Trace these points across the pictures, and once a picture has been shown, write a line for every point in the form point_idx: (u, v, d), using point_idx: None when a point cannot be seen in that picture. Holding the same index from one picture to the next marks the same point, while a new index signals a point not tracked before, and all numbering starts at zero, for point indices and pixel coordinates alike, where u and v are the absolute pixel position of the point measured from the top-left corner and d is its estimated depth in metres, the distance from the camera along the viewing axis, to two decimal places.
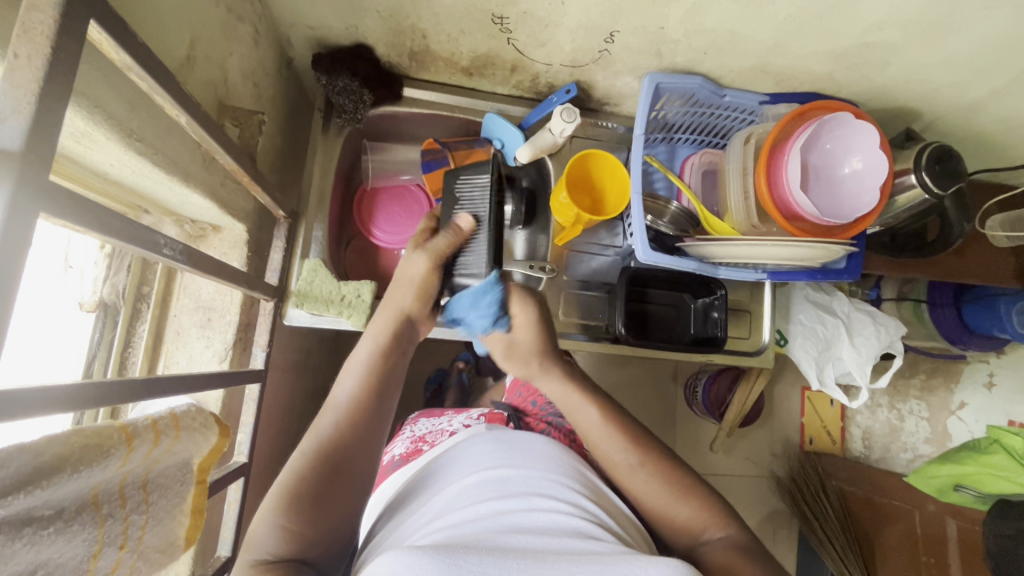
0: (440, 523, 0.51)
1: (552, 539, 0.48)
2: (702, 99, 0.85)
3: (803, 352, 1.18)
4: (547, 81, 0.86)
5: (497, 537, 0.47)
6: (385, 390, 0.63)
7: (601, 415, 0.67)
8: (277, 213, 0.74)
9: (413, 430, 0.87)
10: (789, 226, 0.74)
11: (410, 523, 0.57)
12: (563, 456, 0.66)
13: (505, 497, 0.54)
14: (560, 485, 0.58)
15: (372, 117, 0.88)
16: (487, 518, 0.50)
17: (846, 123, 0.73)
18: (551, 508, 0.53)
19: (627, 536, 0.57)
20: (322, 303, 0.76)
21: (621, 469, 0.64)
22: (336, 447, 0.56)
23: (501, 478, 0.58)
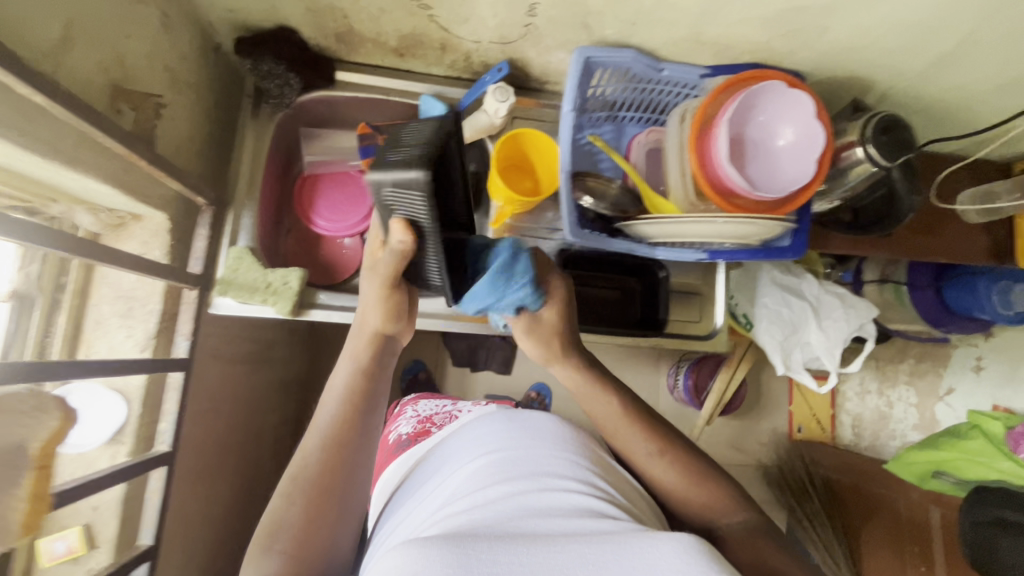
0: (454, 509, 0.57)
1: (561, 521, 0.52)
2: (641, 74, 0.82)
3: (768, 336, 1.15)
4: (481, 60, 0.83)
5: (507, 523, 0.51)
6: (369, 402, 0.65)
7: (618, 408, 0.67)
8: (198, 199, 0.74)
9: (416, 411, 1.05)
10: (723, 202, 0.72)
11: (427, 507, 0.64)
12: (571, 432, 0.71)
13: (512, 480, 0.59)
14: (570, 463, 0.63)
15: (306, 104, 0.87)
16: (495, 502, 0.55)
17: (780, 92, 0.70)
18: (558, 494, 0.56)
19: (636, 508, 0.62)
20: (246, 291, 0.75)
21: (640, 462, 0.66)
22: (325, 468, 0.60)
23: (509, 459, 0.63)
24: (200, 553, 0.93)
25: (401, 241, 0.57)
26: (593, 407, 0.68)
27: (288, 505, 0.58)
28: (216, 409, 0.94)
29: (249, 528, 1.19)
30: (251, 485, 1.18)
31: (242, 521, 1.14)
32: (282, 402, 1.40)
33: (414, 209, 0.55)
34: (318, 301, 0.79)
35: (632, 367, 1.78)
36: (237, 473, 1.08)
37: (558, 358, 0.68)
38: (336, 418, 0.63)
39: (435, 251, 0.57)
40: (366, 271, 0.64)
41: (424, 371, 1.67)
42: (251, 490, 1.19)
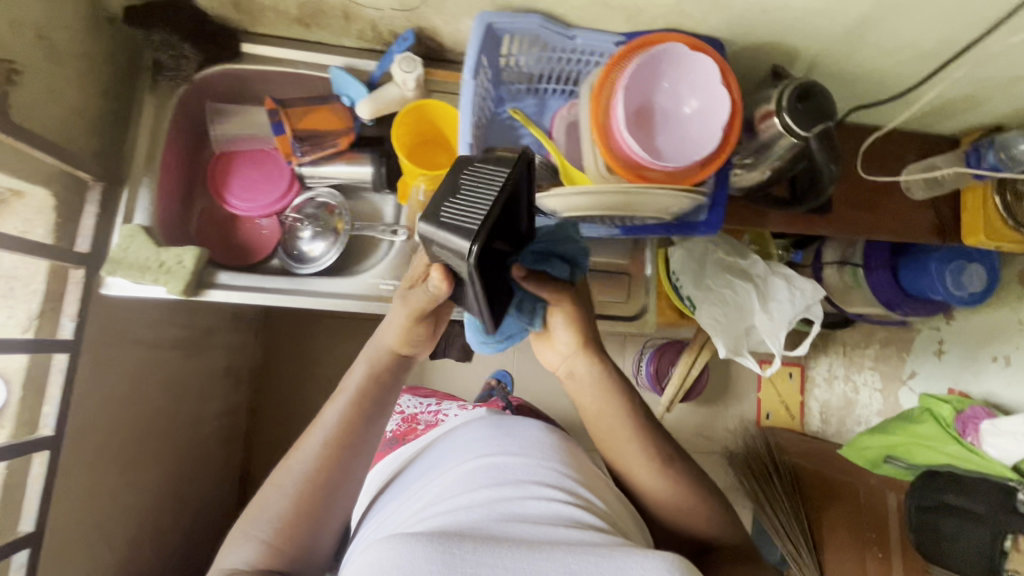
0: (442, 511, 0.59)
1: (543, 528, 0.55)
2: (553, 43, 0.79)
3: (710, 316, 1.09)
4: (388, 29, 0.80)
5: (494, 524, 0.55)
6: (367, 410, 0.67)
7: (632, 419, 0.68)
8: (83, 175, 0.71)
9: (400, 407, 1.17)
10: (629, 174, 0.69)
11: (411, 510, 0.66)
12: (557, 441, 0.74)
13: (498, 486, 0.61)
14: (554, 472, 0.65)
15: (211, 79, 0.83)
16: (482, 505, 0.58)
17: (681, 57, 0.67)
18: (544, 496, 0.60)
19: (613, 513, 0.65)
20: (137, 270, 0.72)
21: (626, 462, 0.69)
22: (320, 467, 0.63)
23: (499, 467, 0.65)
24: (122, 540, 0.91)
25: (439, 288, 0.60)
26: (598, 407, 0.69)
27: (276, 493, 0.63)
28: (134, 396, 0.92)
29: (189, 517, 1.18)
30: (188, 474, 1.16)
31: (179, 509, 1.13)
32: (229, 390, 1.38)
33: (453, 261, 0.54)
34: (216, 281, 0.77)
35: None
36: (168, 461, 1.06)
37: (584, 352, 0.68)
38: (339, 420, 0.66)
39: (474, 296, 0.58)
40: (397, 297, 0.66)
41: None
42: (189, 479, 1.17)
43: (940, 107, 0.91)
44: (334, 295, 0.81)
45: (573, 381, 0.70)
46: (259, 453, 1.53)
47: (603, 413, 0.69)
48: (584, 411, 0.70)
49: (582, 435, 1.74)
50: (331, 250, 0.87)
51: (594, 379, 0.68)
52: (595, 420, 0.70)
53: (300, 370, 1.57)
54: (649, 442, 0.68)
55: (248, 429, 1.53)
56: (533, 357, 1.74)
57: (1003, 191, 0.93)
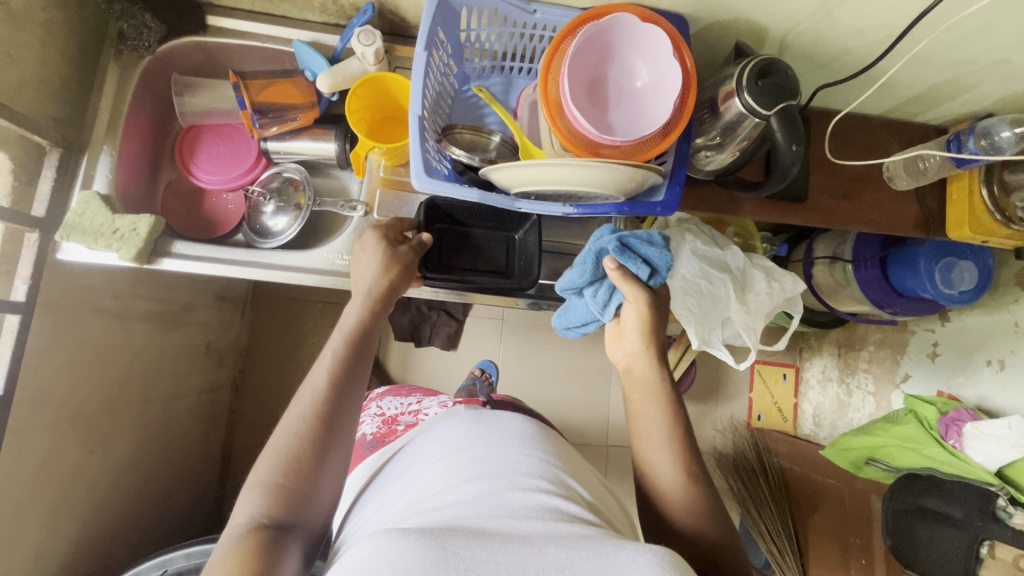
0: (428, 509, 0.58)
1: (533, 521, 0.54)
2: (513, 18, 0.77)
3: (685, 307, 1.05)
4: (349, 3, 0.80)
5: (484, 519, 0.53)
6: (363, 353, 0.69)
7: (669, 426, 0.69)
8: (40, 140, 0.73)
9: (381, 408, 1.08)
10: (584, 151, 0.68)
11: (396, 506, 0.65)
12: (537, 431, 0.71)
13: (484, 478, 0.60)
14: (542, 461, 0.64)
15: (177, 50, 0.84)
16: (470, 501, 0.57)
17: (631, 28, 0.65)
18: (529, 489, 0.59)
19: (600, 504, 0.65)
20: (89, 235, 0.73)
21: (646, 453, 0.69)
22: (322, 417, 0.62)
23: (482, 456, 0.64)
24: (81, 506, 0.93)
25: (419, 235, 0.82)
26: (642, 410, 0.71)
27: (284, 443, 0.59)
28: (97, 363, 0.93)
29: (163, 489, 1.20)
30: (162, 447, 1.18)
31: (151, 481, 1.14)
32: (211, 369, 1.39)
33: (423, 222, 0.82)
34: (171, 250, 0.77)
35: (584, 348, 1.73)
36: (138, 433, 1.08)
37: (649, 349, 0.73)
38: (338, 359, 0.66)
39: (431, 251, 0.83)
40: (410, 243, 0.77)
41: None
42: (164, 453, 1.19)
43: (923, 93, 0.88)
44: (287, 267, 0.81)
45: (630, 380, 0.74)
46: (242, 433, 1.55)
47: (647, 409, 0.71)
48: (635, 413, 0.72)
49: (567, 428, 1.72)
50: (293, 224, 0.86)
51: (650, 381, 0.72)
52: (637, 424, 0.71)
53: (285, 353, 1.58)
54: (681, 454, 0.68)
55: (231, 409, 1.55)
56: (519, 348, 1.73)
57: (990, 183, 0.89)
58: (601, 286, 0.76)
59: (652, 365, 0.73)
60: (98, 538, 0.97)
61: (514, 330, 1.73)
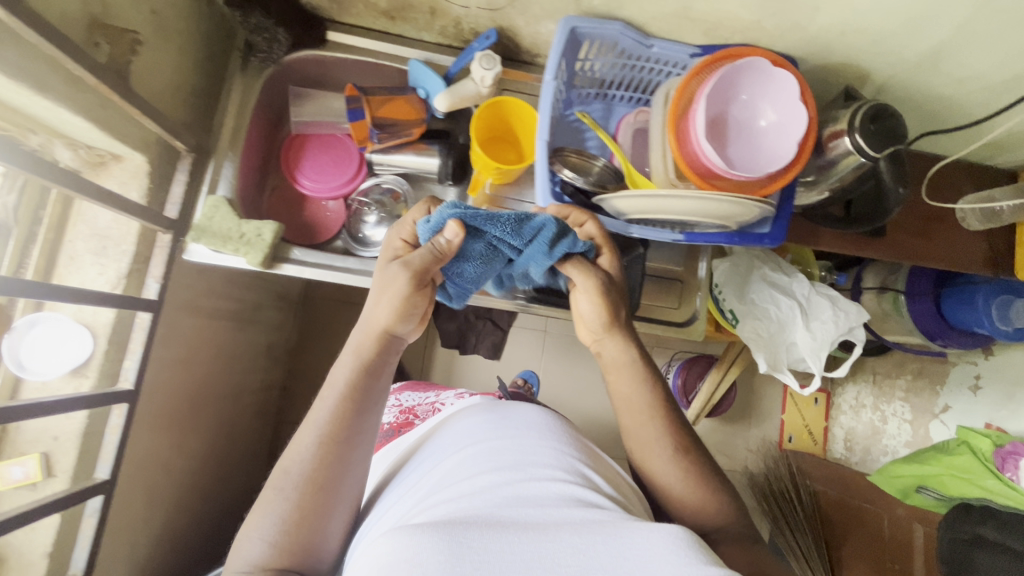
0: (445, 495, 0.59)
1: (546, 509, 0.56)
2: (629, 50, 0.81)
3: (753, 333, 1.12)
4: (470, 27, 0.83)
5: (497, 509, 0.55)
6: (364, 403, 0.63)
7: (653, 402, 0.70)
8: (178, 145, 0.75)
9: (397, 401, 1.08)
10: (704, 183, 0.71)
11: (414, 490, 0.66)
12: (551, 423, 0.75)
13: (502, 469, 0.62)
14: (558, 455, 0.66)
15: (297, 63, 0.87)
16: (485, 488, 0.58)
17: (761, 70, 0.69)
18: (541, 482, 0.60)
19: (626, 499, 0.66)
20: (219, 239, 0.75)
21: (641, 438, 0.70)
22: (332, 446, 0.61)
23: (495, 453, 0.65)
24: (167, 499, 0.94)
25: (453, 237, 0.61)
26: (622, 388, 0.72)
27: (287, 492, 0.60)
28: (191, 360, 0.96)
29: (225, 487, 1.21)
30: (227, 445, 1.19)
31: (217, 479, 1.16)
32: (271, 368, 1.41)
33: None
34: (290, 256, 0.80)
35: None
36: (211, 431, 1.09)
37: (610, 332, 0.71)
38: (331, 415, 0.61)
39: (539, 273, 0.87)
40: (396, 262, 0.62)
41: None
42: (227, 451, 1.20)
43: (1004, 139, 0.92)
44: None
45: (608, 362, 0.73)
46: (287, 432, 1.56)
47: (629, 393, 0.71)
48: (619, 399, 0.72)
49: (604, 441, 1.75)
50: None
51: (625, 361, 0.71)
52: (623, 410, 0.72)
53: (333, 354, 1.60)
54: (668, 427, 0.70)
55: (279, 407, 1.56)
56: (560, 361, 1.76)
57: None
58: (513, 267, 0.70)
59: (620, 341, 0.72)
60: (177, 531, 0.99)
61: (557, 342, 1.76)
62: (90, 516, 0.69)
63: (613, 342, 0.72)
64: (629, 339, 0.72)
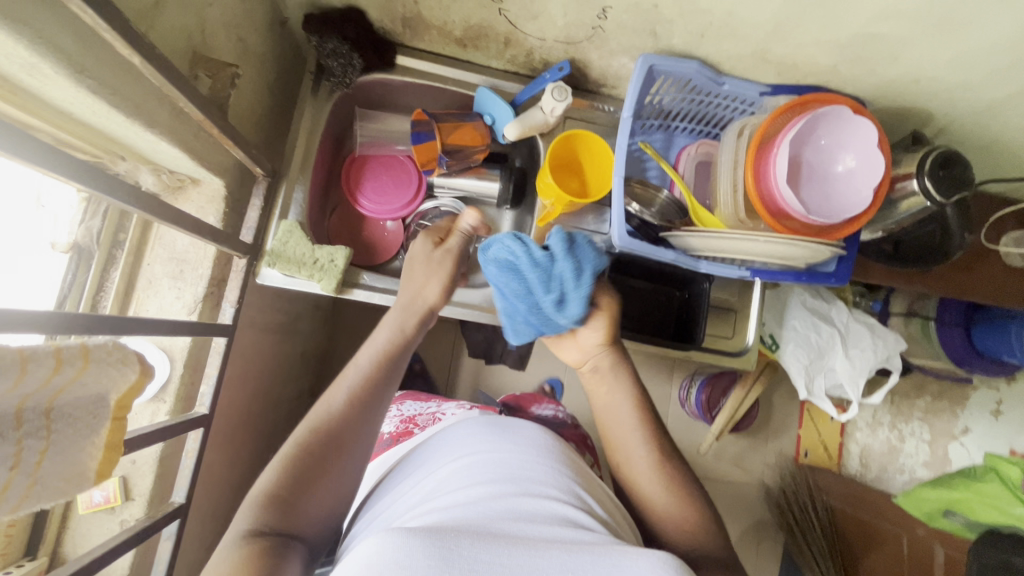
0: (434, 511, 0.54)
1: (538, 526, 0.51)
2: (699, 86, 0.81)
3: (793, 358, 1.15)
4: (542, 57, 0.84)
5: (492, 523, 0.50)
6: (391, 377, 0.65)
7: (636, 416, 0.69)
8: (256, 170, 0.76)
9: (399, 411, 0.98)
10: (777, 224, 0.72)
11: (404, 501, 0.62)
12: (550, 441, 0.68)
13: (496, 483, 0.57)
14: (550, 480, 0.60)
15: (365, 85, 0.87)
16: (475, 504, 0.53)
17: (842, 118, 0.70)
18: (539, 497, 0.56)
19: (613, 522, 0.60)
20: (293, 264, 0.76)
21: (620, 448, 0.69)
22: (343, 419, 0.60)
23: (494, 462, 0.60)
24: (219, 515, 0.95)
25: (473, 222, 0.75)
26: (609, 401, 0.71)
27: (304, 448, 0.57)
28: (246, 377, 0.96)
29: None
30: (265, 455, 1.19)
31: None
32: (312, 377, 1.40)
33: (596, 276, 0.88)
34: (360, 281, 0.80)
35: (646, 376, 1.76)
36: (255, 443, 1.09)
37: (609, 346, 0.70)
38: (362, 376, 0.63)
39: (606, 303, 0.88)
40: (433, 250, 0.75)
41: (422, 362, 1.58)
42: (265, 461, 1.20)
43: None
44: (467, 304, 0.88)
45: (594, 376, 0.72)
46: None
47: (614, 405, 0.71)
48: (599, 407, 0.72)
49: None
50: None
51: (614, 374, 0.71)
52: (605, 420, 0.72)
53: None
54: (654, 439, 0.68)
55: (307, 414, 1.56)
56: None
57: None
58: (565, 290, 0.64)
59: (612, 363, 0.71)
60: None
61: None
62: (166, 540, 0.69)
63: (603, 365, 0.71)
64: (621, 360, 0.71)
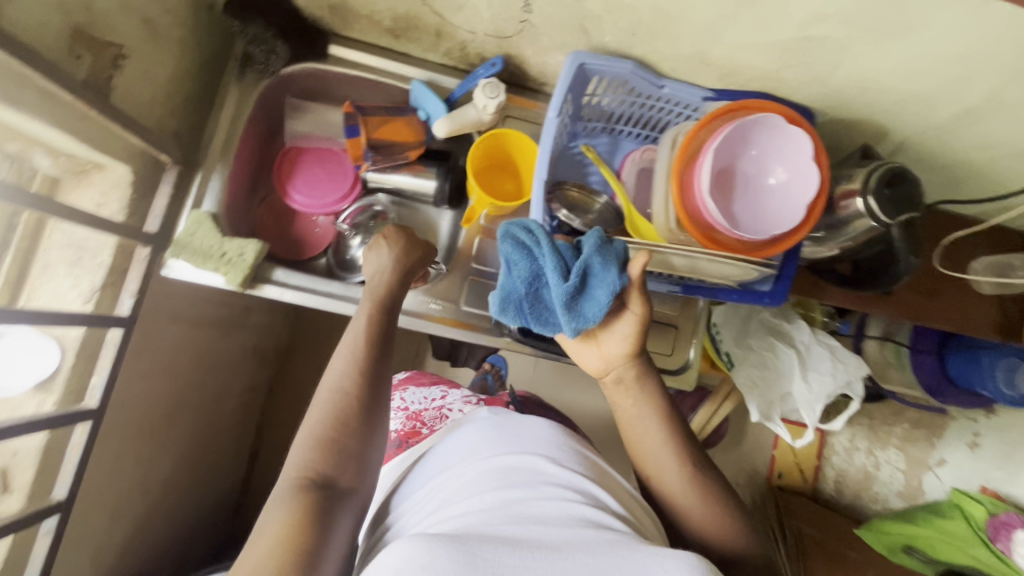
0: (446, 517, 0.50)
1: (559, 530, 0.46)
2: (639, 88, 0.77)
3: (747, 379, 1.09)
4: (477, 51, 0.80)
5: (509, 532, 0.45)
6: (386, 340, 0.62)
7: (665, 427, 0.63)
8: (162, 157, 0.73)
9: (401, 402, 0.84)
10: (703, 238, 0.67)
11: (414, 508, 0.56)
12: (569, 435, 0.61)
13: (511, 484, 0.51)
14: (574, 465, 0.55)
15: (298, 75, 0.84)
16: (490, 510, 0.48)
17: (774, 127, 0.66)
18: (560, 495, 0.50)
19: (637, 519, 0.55)
20: (199, 256, 0.73)
21: (647, 456, 0.63)
22: (360, 375, 0.58)
23: (513, 459, 0.54)
24: (137, 510, 0.93)
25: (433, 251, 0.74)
26: (636, 415, 0.64)
27: (329, 415, 0.56)
28: (171, 369, 0.93)
29: (201, 493, 1.17)
30: (206, 449, 1.16)
31: (193, 485, 1.13)
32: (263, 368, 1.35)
33: None
34: (272, 277, 0.78)
35: None
36: (189, 438, 1.06)
37: (635, 358, 0.63)
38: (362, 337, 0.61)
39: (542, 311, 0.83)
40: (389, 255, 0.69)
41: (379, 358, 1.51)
42: (207, 454, 1.17)
43: None
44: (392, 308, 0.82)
45: (619, 390, 0.65)
46: None
47: (639, 419, 0.64)
48: (622, 418, 0.65)
49: None
50: None
51: (643, 386, 0.64)
52: (629, 430, 0.65)
53: None
54: (684, 450, 0.62)
55: None
56: None
57: None
58: (583, 290, 0.58)
59: (640, 378, 0.64)
60: (147, 537, 0.98)
61: None
62: (45, 535, 0.68)
63: (633, 380, 0.64)
64: (648, 371, 0.65)
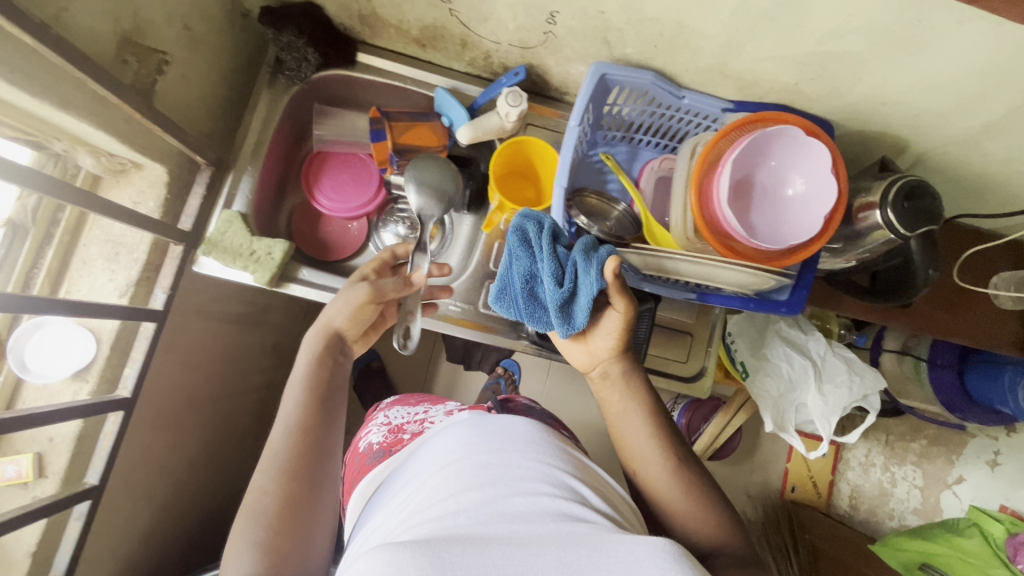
0: (419, 519, 0.50)
1: (534, 526, 0.47)
2: (658, 98, 0.78)
3: (762, 388, 1.09)
4: (501, 61, 0.82)
5: (482, 528, 0.46)
6: (326, 408, 0.65)
7: (649, 422, 0.65)
8: (197, 159, 0.76)
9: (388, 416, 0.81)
10: (721, 246, 0.67)
11: (394, 508, 0.57)
12: (544, 431, 0.62)
13: (486, 483, 0.51)
14: (550, 466, 0.56)
15: (325, 82, 0.87)
16: (466, 509, 0.48)
17: (792, 138, 0.67)
18: (533, 492, 0.51)
19: (622, 517, 0.55)
20: (229, 254, 0.76)
21: (632, 447, 0.65)
22: (301, 447, 0.60)
23: (486, 461, 0.55)
24: (158, 499, 0.95)
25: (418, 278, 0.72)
26: (621, 411, 0.66)
27: (277, 499, 0.57)
28: (194, 363, 0.96)
29: (220, 486, 1.20)
30: (225, 442, 1.18)
31: (212, 477, 1.15)
32: (282, 367, 1.38)
33: None
34: (298, 276, 0.80)
35: None
36: (208, 431, 1.08)
37: (618, 355, 0.66)
38: (301, 408, 0.63)
39: None
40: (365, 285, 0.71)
41: (380, 359, 1.53)
42: (226, 448, 1.19)
43: None
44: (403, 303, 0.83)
45: (605, 384, 0.68)
46: None
47: (623, 414, 0.66)
48: (609, 413, 0.68)
49: None
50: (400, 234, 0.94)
51: (627, 381, 0.66)
52: (618, 426, 0.67)
53: None
54: (667, 443, 0.63)
55: None
56: None
57: None
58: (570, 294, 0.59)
59: (626, 372, 0.67)
60: (166, 526, 1.00)
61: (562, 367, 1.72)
62: (76, 520, 0.71)
63: (620, 374, 0.67)
64: (634, 367, 0.67)
